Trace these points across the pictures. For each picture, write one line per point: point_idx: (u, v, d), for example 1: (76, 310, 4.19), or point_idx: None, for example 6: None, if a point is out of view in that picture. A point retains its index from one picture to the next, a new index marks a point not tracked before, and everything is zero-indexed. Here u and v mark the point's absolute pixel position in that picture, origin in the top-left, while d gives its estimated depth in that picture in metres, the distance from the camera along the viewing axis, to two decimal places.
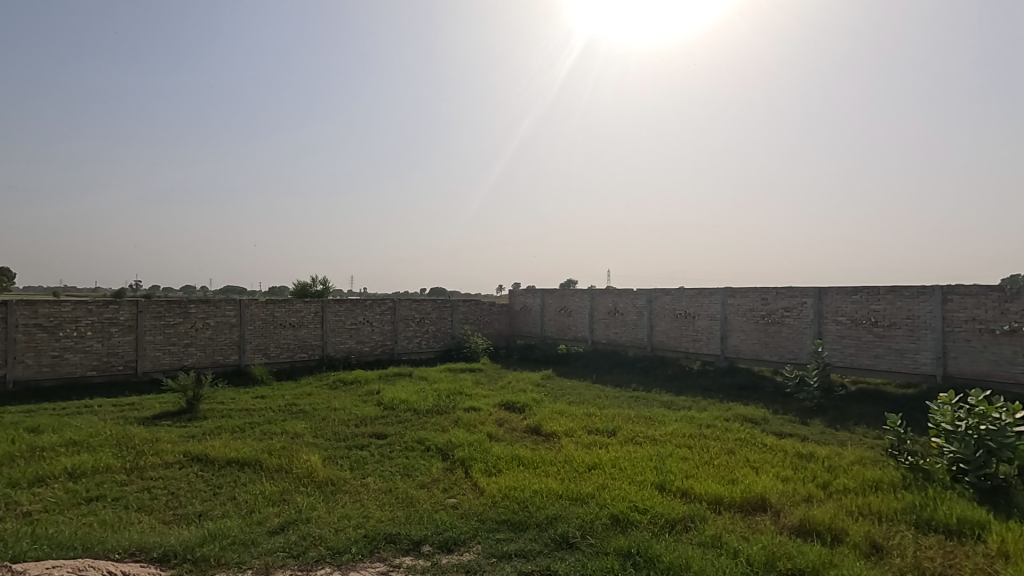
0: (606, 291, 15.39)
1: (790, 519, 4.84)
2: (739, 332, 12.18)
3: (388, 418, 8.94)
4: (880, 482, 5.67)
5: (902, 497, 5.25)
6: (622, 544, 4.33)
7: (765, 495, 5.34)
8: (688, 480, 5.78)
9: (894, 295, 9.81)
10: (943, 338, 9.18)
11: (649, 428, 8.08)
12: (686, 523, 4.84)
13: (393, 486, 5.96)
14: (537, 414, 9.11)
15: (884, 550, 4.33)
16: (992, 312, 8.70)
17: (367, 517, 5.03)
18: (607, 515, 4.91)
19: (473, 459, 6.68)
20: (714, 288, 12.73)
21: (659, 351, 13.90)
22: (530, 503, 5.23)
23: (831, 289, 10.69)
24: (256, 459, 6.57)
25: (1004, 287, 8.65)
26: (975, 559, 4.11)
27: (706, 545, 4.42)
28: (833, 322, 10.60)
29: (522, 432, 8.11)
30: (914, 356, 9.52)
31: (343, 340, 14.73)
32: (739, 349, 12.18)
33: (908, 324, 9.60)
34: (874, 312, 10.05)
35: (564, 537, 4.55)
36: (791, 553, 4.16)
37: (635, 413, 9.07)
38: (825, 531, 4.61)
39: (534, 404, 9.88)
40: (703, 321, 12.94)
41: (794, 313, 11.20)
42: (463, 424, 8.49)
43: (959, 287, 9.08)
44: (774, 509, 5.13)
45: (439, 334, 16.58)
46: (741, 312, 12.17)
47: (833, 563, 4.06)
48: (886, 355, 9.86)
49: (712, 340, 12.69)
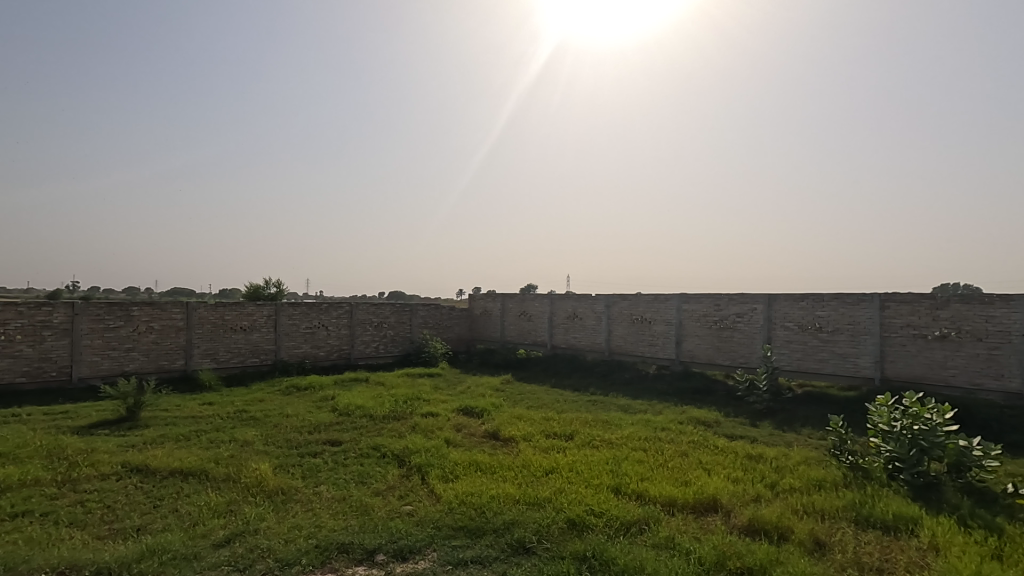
0: (567, 296, 15.52)
1: (740, 519, 4.99)
2: (693, 337, 12.49)
3: (343, 424, 8.74)
4: (823, 481, 5.91)
5: (843, 495, 5.48)
6: (578, 548, 4.35)
7: (717, 495, 5.48)
8: (643, 482, 5.87)
9: (837, 302, 10.29)
10: (880, 343, 9.67)
11: (605, 431, 8.19)
12: (640, 526, 4.89)
13: (347, 494, 5.82)
14: (495, 419, 9.08)
15: (826, 547, 4.51)
16: (925, 319, 9.23)
17: (318, 527, 4.88)
18: (563, 519, 4.93)
19: (429, 465, 6.60)
20: (669, 295, 13.04)
21: (617, 355, 14.13)
22: (487, 509, 5.20)
23: (779, 296, 11.11)
24: (201, 469, 6.29)
25: (934, 295, 9.21)
26: (909, 553, 4.33)
27: (660, 547, 4.49)
28: (782, 328, 11.00)
29: (480, 437, 8.09)
30: (855, 360, 9.99)
31: (297, 345, 14.32)
32: (693, 353, 12.50)
33: (849, 330, 10.09)
34: (819, 318, 10.52)
35: (519, 542, 4.54)
36: (740, 552, 4.27)
37: (592, 417, 9.16)
38: (773, 529, 4.76)
39: (492, 409, 9.82)
40: (658, 326, 13.23)
41: (745, 319, 11.59)
42: (420, 430, 8.39)
43: (895, 295, 9.61)
44: (725, 510, 5.27)
45: (397, 339, 16.32)
46: (695, 317, 12.49)
47: (780, 560, 4.20)
48: (830, 359, 10.31)
49: (668, 344, 12.99)
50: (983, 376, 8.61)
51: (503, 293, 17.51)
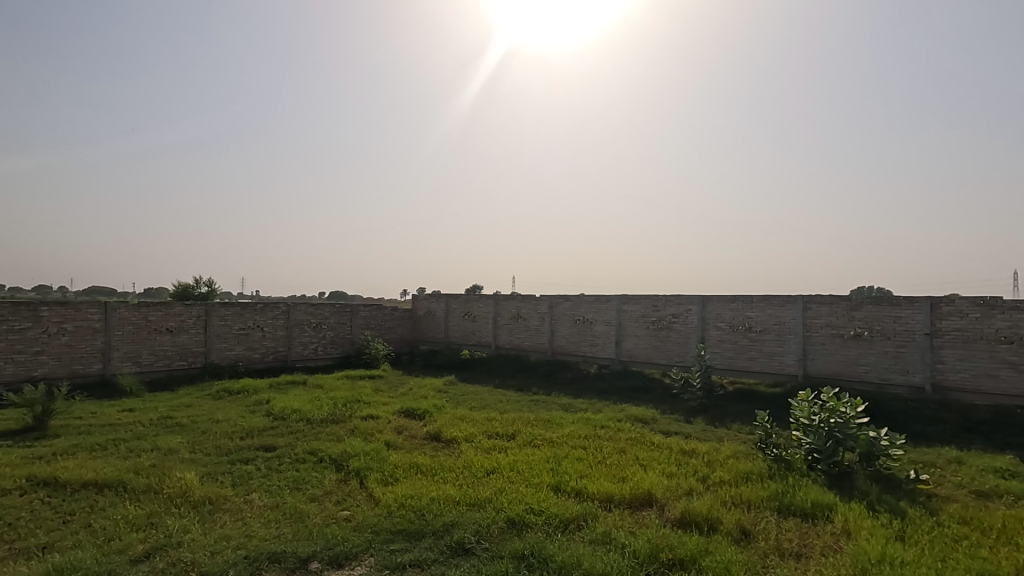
0: (511, 297, 15.60)
1: (674, 512, 5.18)
2: (633, 337, 12.85)
3: (278, 429, 8.40)
4: (750, 473, 6.23)
5: (767, 486, 5.80)
6: (517, 547, 4.39)
7: (651, 490, 5.66)
8: (582, 480, 5.99)
9: (764, 304, 10.87)
10: (803, 342, 10.30)
11: (546, 430, 8.30)
12: (578, 522, 4.98)
13: (280, 501, 5.60)
14: (437, 421, 9.01)
15: (751, 536, 4.75)
16: (842, 319, 9.91)
17: (249, 536, 4.68)
18: (503, 519, 4.96)
19: (368, 469, 6.46)
20: (610, 296, 13.36)
21: (559, 355, 14.34)
22: (427, 511, 5.15)
23: (712, 297, 11.61)
24: (119, 480, 5.88)
25: (850, 297, 9.91)
26: (824, 538, 4.63)
27: (597, 542, 4.59)
28: (715, 328, 11.51)
29: (421, 439, 8.00)
30: (780, 358, 10.59)
31: (229, 347, 13.66)
32: (632, 353, 12.86)
33: (776, 330, 10.68)
34: (748, 319, 11.07)
35: (459, 543, 4.52)
36: (673, 544, 4.43)
37: (534, 417, 9.25)
38: (703, 521, 4.97)
39: (435, 410, 9.73)
40: (600, 326, 13.53)
41: (680, 319, 12.04)
42: (359, 433, 8.20)
43: (816, 297, 10.27)
44: (659, 504, 5.46)
45: (337, 340, 15.89)
46: (635, 318, 12.86)
47: (709, 550, 4.39)
48: (758, 357, 10.88)
49: (608, 344, 13.30)
50: (891, 372, 9.35)
51: (447, 294, 17.39)
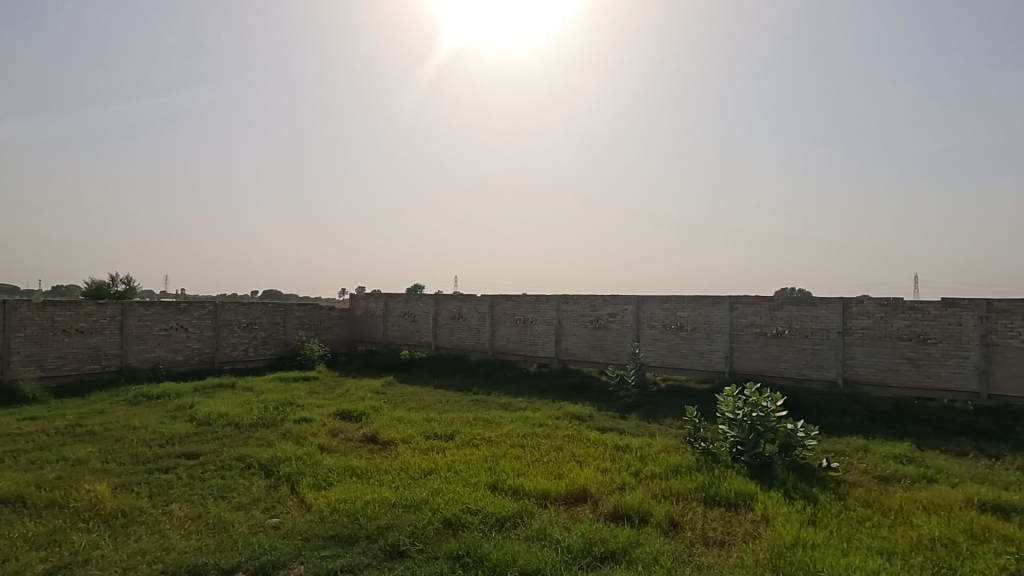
0: (452, 297, 15.51)
1: (607, 507, 5.32)
2: (571, 336, 13.09)
3: (202, 435, 7.96)
4: (679, 466, 6.50)
5: (695, 478, 6.08)
6: (452, 547, 4.37)
7: (586, 486, 5.79)
8: (519, 478, 6.04)
9: (695, 304, 11.36)
10: (730, 340, 10.85)
11: (485, 430, 8.31)
12: (514, 520, 5.02)
13: (203, 510, 5.31)
14: (374, 422, 8.82)
15: (679, 526, 4.96)
16: (765, 318, 10.51)
17: (166, 550, 4.41)
18: (439, 519, 4.92)
19: (300, 474, 6.24)
20: (549, 296, 13.55)
21: (500, 354, 14.40)
22: (360, 515, 5.03)
23: (647, 298, 12.00)
24: (17, 496, 5.39)
25: (772, 298, 10.52)
26: (745, 525, 4.90)
27: (532, 539, 4.65)
28: (649, 327, 11.91)
29: (357, 442, 7.81)
30: (709, 356, 11.11)
31: (149, 348, 12.81)
32: (571, 352, 13.10)
33: (705, 329, 11.19)
34: (680, 318, 11.53)
35: (393, 546, 4.45)
36: (605, 537, 4.55)
37: (473, 416, 9.24)
38: (634, 514, 5.14)
39: (372, 412, 9.53)
40: (539, 326, 13.70)
41: (617, 319, 12.38)
42: (291, 437, 7.90)
43: (742, 297, 10.83)
44: (593, 499, 5.59)
45: (270, 341, 15.23)
46: (573, 317, 13.10)
47: (639, 541, 4.54)
48: (689, 355, 11.35)
49: (548, 343, 13.49)
50: (808, 368, 10.01)
51: (386, 293, 17.06)
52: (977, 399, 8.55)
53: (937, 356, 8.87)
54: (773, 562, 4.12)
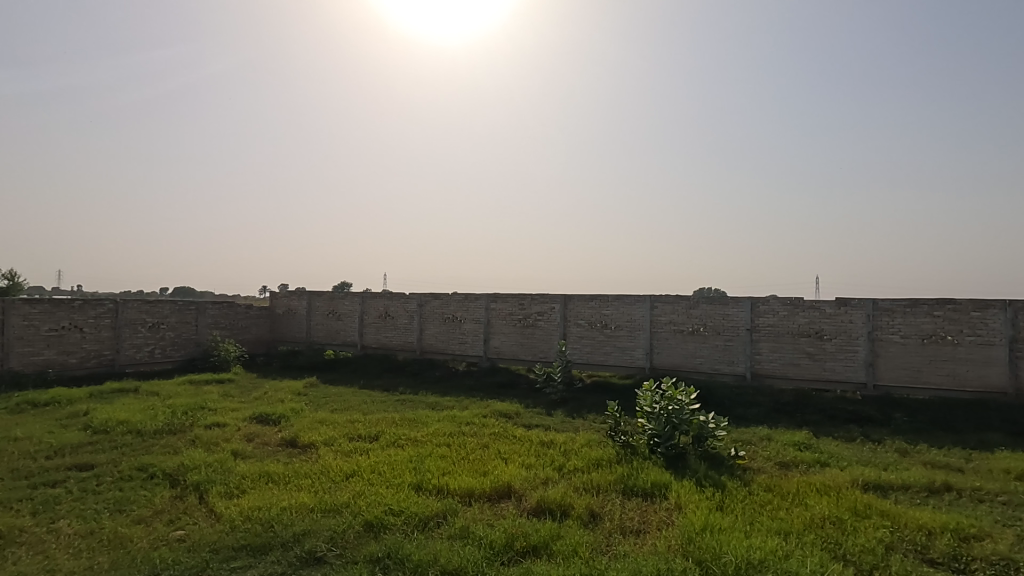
0: (379, 295, 15.16)
1: (530, 502, 5.40)
2: (500, 334, 13.18)
3: (97, 444, 7.31)
4: (600, 460, 6.71)
5: (615, 470, 6.30)
6: (373, 550, 4.28)
7: (511, 482, 5.85)
8: (444, 477, 6.00)
9: (618, 303, 11.76)
10: (650, 337, 11.33)
11: (410, 430, 8.20)
12: (437, 519, 4.99)
13: (96, 526, 4.88)
14: (294, 425, 8.46)
15: (598, 518, 5.13)
16: (683, 316, 11.06)
17: (50, 572, 4.01)
18: (360, 523, 4.80)
19: (210, 482, 5.88)
20: (478, 294, 13.56)
21: (428, 353, 14.24)
22: (276, 522, 4.82)
23: (573, 297, 12.29)
24: None
25: (689, 297, 11.08)
26: (660, 514, 5.14)
27: (455, 537, 4.63)
28: (575, 325, 12.20)
29: (275, 446, 7.47)
30: (631, 353, 11.54)
31: (36, 351, 11.62)
32: (499, 350, 13.19)
33: (628, 326, 11.62)
34: (605, 316, 11.90)
35: (310, 553, 4.30)
36: (527, 532, 4.62)
37: (399, 416, 9.09)
38: (556, 508, 5.25)
39: (291, 415, 9.14)
40: (468, 324, 13.68)
41: (544, 317, 12.60)
42: (201, 443, 7.43)
43: (662, 296, 11.33)
44: (517, 495, 5.66)
45: (179, 341, 14.24)
46: (502, 316, 13.19)
47: (560, 534, 4.65)
48: (612, 352, 11.74)
49: (477, 342, 13.50)
50: (721, 363, 10.64)
51: (309, 291, 16.40)
52: (864, 389, 9.45)
53: (831, 351, 9.71)
54: (683, 547, 4.35)
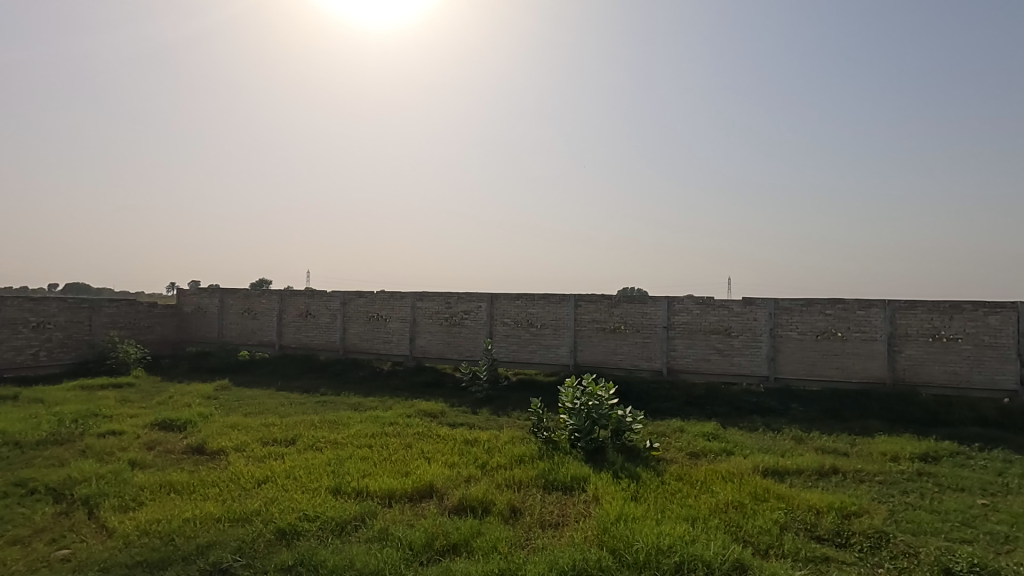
0: (299, 293, 14.54)
1: (452, 500, 5.39)
2: (426, 333, 13.03)
3: None
4: (523, 456, 6.82)
5: (537, 465, 6.41)
6: (284, 559, 4.11)
7: (433, 482, 5.81)
8: (364, 479, 5.86)
9: (544, 301, 11.97)
10: (574, 335, 11.63)
11: (330, 432, 7.93)
12: (355, 523, 4.86)
13: None
14: (201, 431, 7.94)
15: (519, 513, 5.20)
16: (605, 315, 11.43)
17: None
18: (271, 530, 4.59)
19: (102, 495, 5.41)
20: (404, 292, 13.33)
21: (351, 353, 13.83)
22: (177, 535, 4.51)
23: (500, 295, 12.37)
24: None
25: (611, 296, 11.47)
26: (579, 506, 5.29)
27: (373, 540, 4.54)
28: (501, 323, 12.29)
29: (179, 454, 6.97)
30: (556, 350, 11.79)
31: None
32: (425, 349, 13.04)
33: (552, 325, 11.85)
34: (530, 315, 12.07)
35: (215, 566, 4.06)
36: (447, 531, 4.60)
37: (318, 419, 8.77)
38: (478, 505, 5.27)
39: (199, 420, 8.57)
40: (393, 323, 13.42)
41: (471, 315, 12.59)
42: (93, 454, 6.80)
43: (585, 295, 11.65)
44: (439, 494, 5.63)
45: (69, 342, 12.96)
46: (428, 314, 13.05)
47: (481, 531, 4.67)
48: (538, 350, 11.94)
49: (402, 341, 13.27)
50: (639, 360, 11.10)
51: (222, 288, 15.45)
52: (767, 382, 10.19)
53: (739, 347, 10.39)
54: (599, 537, 4.50)
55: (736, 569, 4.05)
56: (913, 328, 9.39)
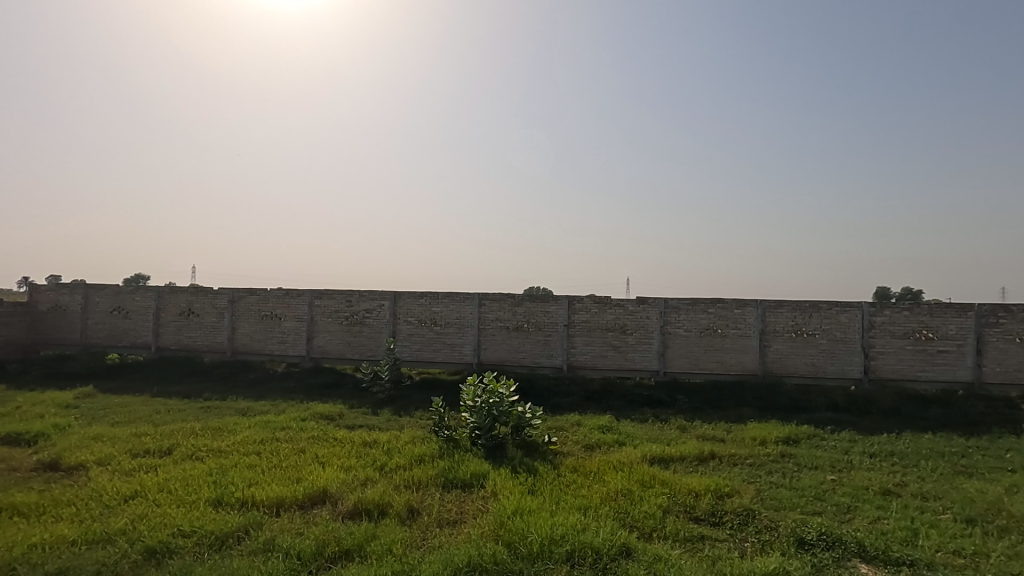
0: (181, 289, 13.33)
1: (346, 505, 5.20)
2: (324, 332, 12.49)
3: None
4: (423, 455, 6.74)
5: (436, 464, 6.37)
6: None
7: (326, 487, 5.57)
8: (250, 488, 5.50)
9: (448, 300, 11.91)
10: (478, 334, 11.69)
11: (213, 440, 7.35)
12: (238, 535, 4.54)
13: None
14: (56, 445, 7.04)
15: (417, 513, 5.14)
16: (508, 313, 11.60)
17: None
18: (138, 551, 4.17)
19: None
20: (301, 290, 12.67)
21: (241, 355, 12.91)
22: (18, 564, 3.95)
23: (403, 293, 12.13)
24: None
25: (514, 295, 11.66)
26: (477, 503, 5.32)
27: (258, 553, 4.26)
28: (405, 322, 12.06)
29: (27, 472, 6.12)
30: (460, 349, 11.78)
31: None
32: (324, 350, 12.49)
33: (457, 323, 11.83)
34: (434, 313, 11.96)
35: None
36: (340, 537, 4.44)
37: (200, 426, 8.10)
38: (374, 508, 5.14)
39: (54, 432, 7.58)
40: (289, 322, 12.71)
41: (373, 314, 12.24)
42: None
43: (489, 294, 11.75)
44: (333, 499, 5.41)
45: None
46: (327, 313, 12.51)
47: (376, 534, 4.55)
48: (442, 349, 11.86)
49: (298, 341, 12.61)
50: (541, 357, 11.39)
51: (86, 284, 13.78)
52: (657, 375, 10.88)
53: (633, 343, 10.99)
54: (495, 532, 4.56)
55: (623, 553, 4.28)
56: (781, 325, 10.46)
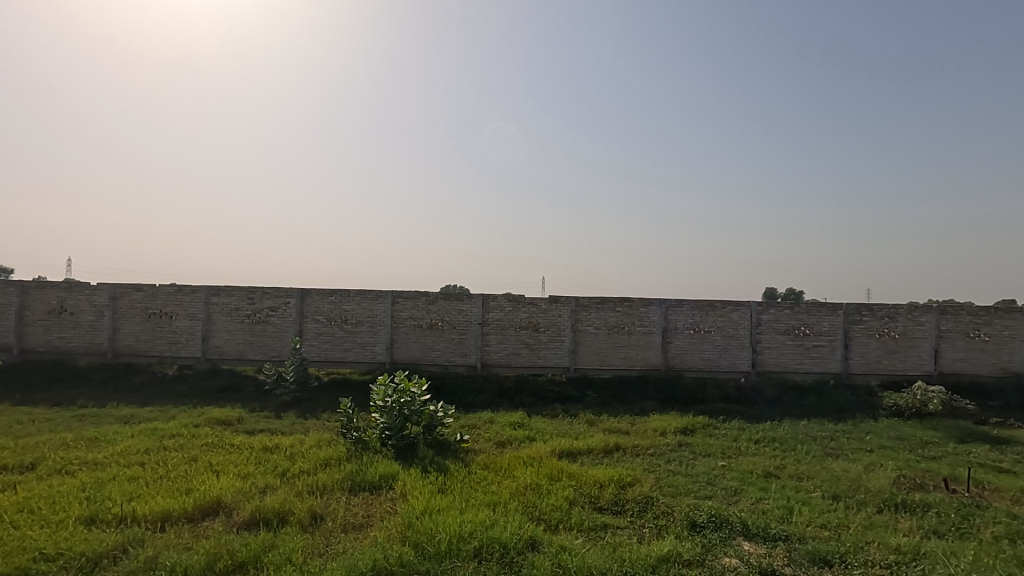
0: (50, 285, 11.89)
1: (242, 515, 4.89)
2: (222, 331, 11.66)
3: None
4: (329, 459, 6.49)
5: (343, 468, 6.15)
6: None
7: (220, 497, 5.21)
8: (131, 502, 5.02)
9: (359, 298, 11.55)
10: (391, 332, 11.43)
11: (88, 451, 6.63)
12: (114, 555, 4.13)
13: None
14: None
15: (320, 519, 4.93)
16: (422, 311, 11.45)
17: None
18: None
19: None
20: (196, 286, 11.75)
21: (124, 357, 11.74)
22: None
23: (311, 290, 11.60)
24: None
25: (428, 293, 11.53)
26: (384, 505, 5.21)
27: (137, 573, 3.90)
28: (313, 320, 11.55)
29: None
30: (371, 348, 11.47)
31: None
32: (222, 350, 11.67)
33: (368, 322, 11.50)
34: (344, 312, 11.55)
35: None
36: (234, 549, 4.17)
37: (73, 437, 7.27)
38: (273, 516, 4.87)
39: None
40: (181, 321, 11.74)
41: (278, 312, 11.60)
42: None
43: (403, 292, 11.53)
44: (227, 510, 5.06)
45: None
46: (226, 311, 11.69)
47: (274, 544, 4.32)
48: (352, 348, 11.48)
49: (192, 341, 11.68)
50: (455, 355, 11.35)
51: None
52: (568, 372, 11.20)
53: (545, 341, 11.24)
54: (402, 533, 4.49)
55: (530, 545, 4.37)
56: (681, 322, 11.14)
